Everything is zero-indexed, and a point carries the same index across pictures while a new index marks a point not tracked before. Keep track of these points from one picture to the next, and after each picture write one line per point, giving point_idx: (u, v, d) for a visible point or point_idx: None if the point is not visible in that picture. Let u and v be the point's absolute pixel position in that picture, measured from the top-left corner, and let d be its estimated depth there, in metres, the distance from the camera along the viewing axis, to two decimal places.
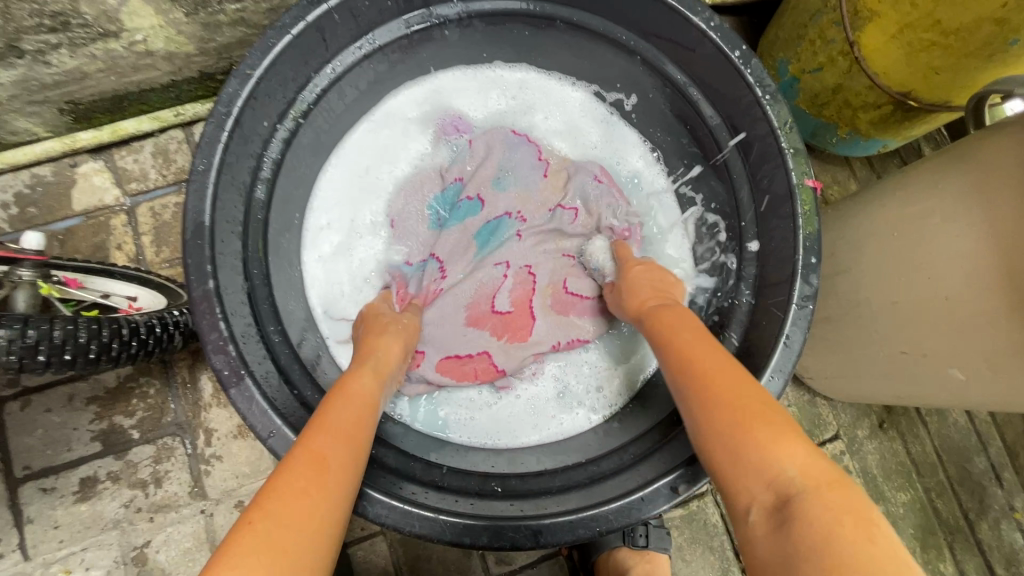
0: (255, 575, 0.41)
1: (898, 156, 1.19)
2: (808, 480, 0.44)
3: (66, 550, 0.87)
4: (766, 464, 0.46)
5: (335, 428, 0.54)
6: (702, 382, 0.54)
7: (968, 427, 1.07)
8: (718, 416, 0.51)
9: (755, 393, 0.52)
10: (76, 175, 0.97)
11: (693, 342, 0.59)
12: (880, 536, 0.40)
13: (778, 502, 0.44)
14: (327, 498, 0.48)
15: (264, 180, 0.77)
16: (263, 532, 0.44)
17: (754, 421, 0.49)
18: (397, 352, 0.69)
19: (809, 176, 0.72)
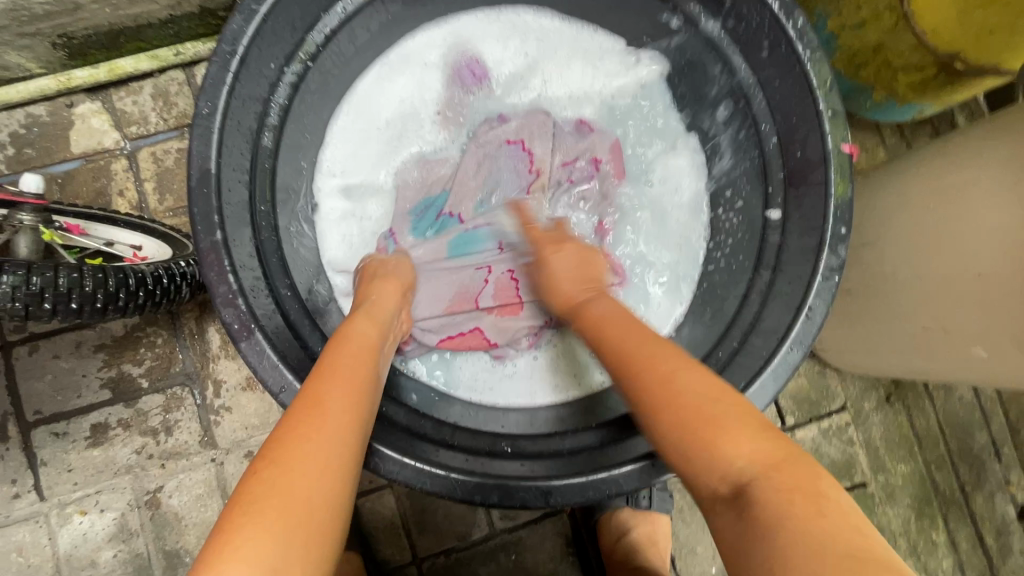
0: (262, 526, 0.41)
1: (931, 123, 1.13)
2: (761, 463, 0.43)
3: (81, 492, 0.89)
4: (714, 469, 0.44)
5: (333, 374, 0.53)
6: (655, 379, 0.51)
7: (972, 403, 1.07)
8: (663, 413, 0.49)
9: (704, 380, 0.50)
10: (72, 116, 0.92)
11: (622, 334, 0.57)
12: (833, 509, 0.39)
13: (735, 492, 0.43)
14: (329, 440, 0.47)
15: (271, 127, 0.74)
16: (270, 483, 0.43)
17: (699, 402, 0.48)
18: (387, 308, 0.67)
19: (846, 142, 0.69)
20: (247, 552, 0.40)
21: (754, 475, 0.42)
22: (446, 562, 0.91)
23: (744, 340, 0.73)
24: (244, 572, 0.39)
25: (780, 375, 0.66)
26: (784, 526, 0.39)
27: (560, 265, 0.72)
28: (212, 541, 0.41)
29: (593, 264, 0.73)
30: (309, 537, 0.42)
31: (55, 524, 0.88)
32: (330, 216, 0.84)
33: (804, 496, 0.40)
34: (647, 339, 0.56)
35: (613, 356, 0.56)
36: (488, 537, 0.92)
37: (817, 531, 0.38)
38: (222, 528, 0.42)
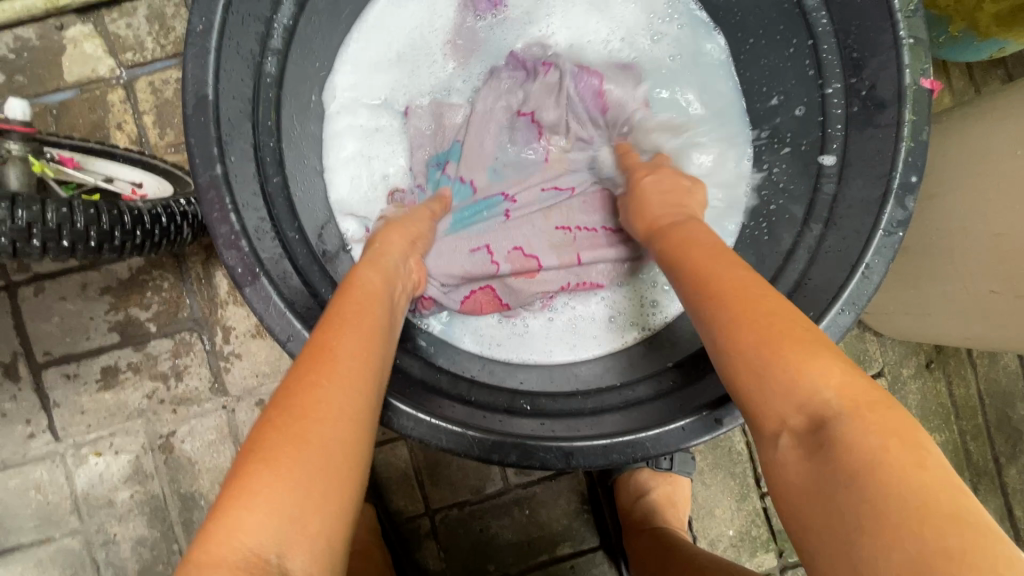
0: (283, 475, 0.38)
1: (1005, 66, 1.01)
2: (847, 399, 0.37)
3: (94, 434, 0.88)
4: (789, 392, 0.39)
5: (349, 321, 0.49)
6: (736, 300, 0.44)
7: (1017, 372, 1.01)
8: (747, 347, 0.41)
9: (793, 321, 0.42)
10: (64, 40, 0.86)
11: (715, 266, 0.48)
12: (931, 461, 0.34)
13: (813, 428, 0.37)
14: (345, 388, 0.44)
15: (275, 51, 0.66)
16: (286, 431, 0.40)
17: (772, 342, 0.41)
18: (396, 253, 0.62)
19: (926, 76, 0.59)
20: (265, 501, 0.37)
21: (840, 409, 0.37)
22: (459, 514, 0.91)
23: (788, 299, 0.67)
24: (268, 524, 0.37)
25: (829, 338, 0.60)
26: (873, 474, 0.33)
27: (655, 183, 0.66)
28: (226, 489, 0.38)
29: (685, 196, 0.63)
30: (332, 487, 0.40)
31: (72, 464, 0.88)
32: (339, 154, 0.77)
33: (906, 440, 0.34)
34: (734, 266, 0.48)
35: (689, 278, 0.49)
36: (502, 492, 0.91)
37: (926, 479, 0.32)
38: (233, 478, 0.39)
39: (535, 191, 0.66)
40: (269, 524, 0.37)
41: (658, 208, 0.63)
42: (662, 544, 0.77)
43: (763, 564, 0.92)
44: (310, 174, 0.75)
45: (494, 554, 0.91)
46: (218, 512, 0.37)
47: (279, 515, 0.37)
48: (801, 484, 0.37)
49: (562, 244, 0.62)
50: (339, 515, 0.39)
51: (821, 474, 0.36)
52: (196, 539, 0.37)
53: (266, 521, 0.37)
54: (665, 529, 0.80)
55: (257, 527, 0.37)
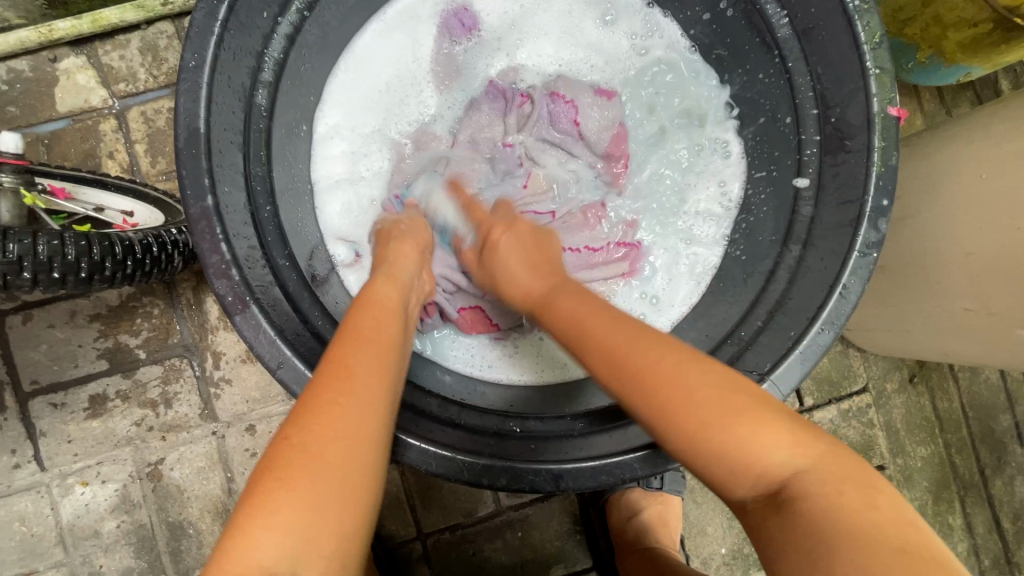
0: (300, 493, 0.40)
1: (973, 89, 1.05)
2: (798, 457, 0.41)
3: (81, 463, 0.87)
4: (747, 469, 0.41)
5: (366, 335, 0.50)
6: (640, 381, 0.46)
7: (998, 385, 1.03)
8: (679, 416, 0.43)
9: (701, 369, 0.45)
10: (56, 71, 0.87)
11: (591, 324, 0.52)
12: (882, 499, 0.38)
13: (772, 494, 0.40)
14: (364, 404, 0.45)
15: (265, 84, 0.68)
16: (304, 448, 0.41)
17: (715, 419, 0.42)
18: (408, 265, 0.64)
19: (893, 104, 0.62)
20: (282, 519, 0.39)
21: (796, 472, 0.40)
22: (451, 538, 0.90)
23: (770, 319, 0.68)
24: (286, 540, 0.38)
25: (809, 356, 0.61)
26: (830, 521, 0.37)
27: (512, 248, 0.66)
28: (245, 504, 0.40)
29: (545, 245, 0.67)
30: (347, 506, 0.41)
31: (57, 494, 0.87)
32: (328, 176, 0.79)
33: (859, 489, 0.39)
34: (649, 336, 0.48)
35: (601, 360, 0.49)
36: (494, 514, 0.91)
37: (877, 517, 0.37)
38: (251, 493, 0.40)
39: (482, 236, 0.70)
40: (285, 543, 0.38)
41: (556, 255, 0.68)
42: (654, 564, 0.77)
43: None
44: (300, 201, 0.76)
45: None
46: (237, 527, 0.39)
47: (295, 535, 0.38)
48: (769, 542, 0.39)
49: (498, 283, 0.65)
50: (353, 536, 0.40)
51: (786, 534, 0.38)
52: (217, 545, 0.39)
53: (283, 541, 0.38)
54: (656, 549, 0.80)
55: (274, 546, 0.38)
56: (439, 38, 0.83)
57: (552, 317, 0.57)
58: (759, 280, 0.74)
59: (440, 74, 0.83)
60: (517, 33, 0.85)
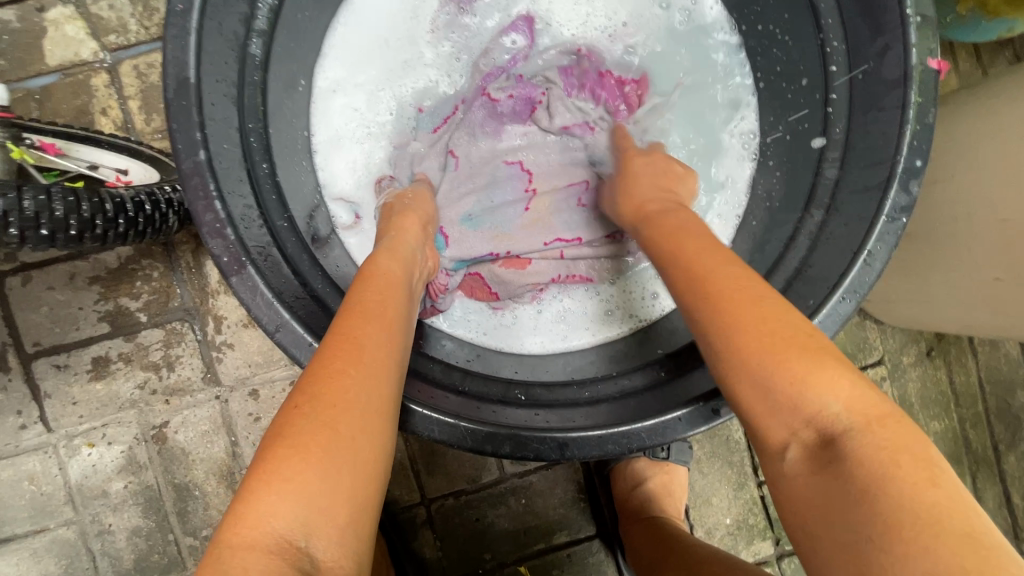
0: (313, 463, 0.39)
1: (1012, 47, 0.98)
2: (854, 415, 0.39)
3: (87, 425, 0.87)
4: (806, 407, 0.40)
5: (372, 309, 0.49)
6: (731, 302, 0.44)
7: (1018, 359, 1.00)
8: (739, 334, 0.43)
9: (810, 346, 0.42)
10: (44, 22, 0.83)
11: (699, 251, 0.49)
12: (944, 481, 0.36)
13: (823, 440, 0.40)
14: (373, 378, 0.44)
15: (259, 32, 0.64)
16: (315, 418, 0.41)
17: (773, 344, 0.42)
18: (411, 240, 0.62)
19: (933, 56, 0.57)
20: (295, 488, 0.38)
21: (851, 426, 0.39)
22: (455, 503, 0.90)
23: (787, 288, 0.65)
24: (299, 508, 0.38)
25: (829, 326, 0.58)
26: (888, 489, 0.35)
27: (647, 170, 0.66)
28: (254, 474, 0.39)
29: (675, 181, 0.65)
30: (359, 476, 0.40)
31: (65, 455, 0.87)
32: (332, 139, 0.76)
33: (920, 459, 0.36)
34: (739, 277, 0.46)
35: (683, 274, 0.49)
36: (498, 481, 0.91)
37: (939, 499, 0.35)
38: (260, 463, 0.39)
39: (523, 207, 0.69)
40: (299, 510, 0.38)
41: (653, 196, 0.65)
42: (659, 532, 0.76)
43: (759, 552, 0.92)
44: (299, 160, 0.72)
45: (491, 542, 0.91)
46: (248, 493, 0.38)
47: (309, 502, 0.38)
48: (810, 499, 0.39)
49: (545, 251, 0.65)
50: (365, 507, 0.40)
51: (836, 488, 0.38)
52: (224, 520, 0.38)
53: (296, 508, 0.38)
54: (661, 518, 0.80)
55: (287, 514, 0.37)
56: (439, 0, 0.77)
57: (670, 246, 0.53)
58: (778, 247, 0.70)
59: (442, 28, 0.78)
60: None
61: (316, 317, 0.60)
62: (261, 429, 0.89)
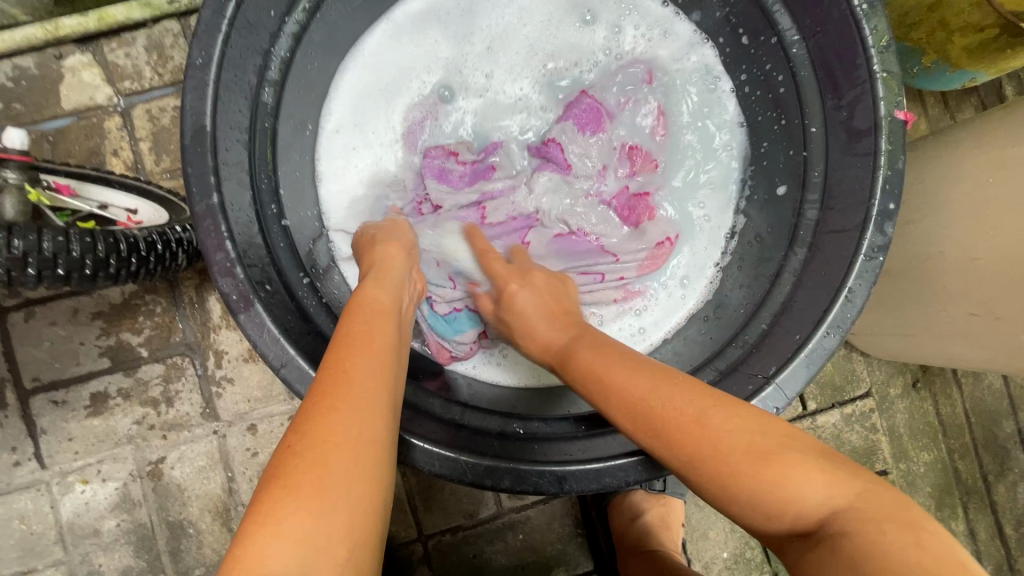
0: (306, 499, 0.40)
1: (977, 95, 1.05)
2: (836, 499, 0.40)
3: (82, 461, 0.87)
4: (785, 507, 0.42)
5: (360, 345, 0.51)
6: (690, 427, 0.47)
7: (1001, 391, 1.03)
8: (700, 463, 0.45)
9: (722, 405, 0.48)
10: (62, 69, 0.87)
11: (631, 383, 0.52)
12: (931, 542, 0.36)
13: (814, 531, 0.40)
14: (362, 411, 0.45)
15: (272, 82, 0.68)
16: (306, 455, 0.42)
17: (727, 448, 0.45)
18: (399, 268, 0.64)
19: (900, 107, 0.62)
20: (291, 528, 0.39)
21: (838, 510, 0.40)
22: (452, 539, 0.90)
23: (775, 322, 0.68)
24: (292, 547, 0.38)
25: (814, 360, 0.61)
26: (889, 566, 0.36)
27: (527, 293, 0.68)
28: (251, 513, 0.40)
29: (562, 292, 0.69)
30: (354, 514, 0.41)
31: (57, 492, 0.86)
32: (336, 177, 0.80)
33: (907, 527, 0.37)
34: (708, 398, 0.48)
35: (622, 413, 0.51)
36: (495, 516, 0.91)
37: (927, 562, 0.35)
38: (257, 503, 0.41)
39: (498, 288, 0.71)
40: (298, 548, 0.38)
41: (575, 302, 0.70)
42: (658, 565, 0.77)
43: None
44: (305, 201, 0.76)
45: None
46: (243, 537, 0.39)
47: (306, 545, 0.39)
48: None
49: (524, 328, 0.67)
50: (363, 545, 0.41)
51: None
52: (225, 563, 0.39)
53: (295, 550, 0.38)
54: (659, 551, 0.80)
55: (284, 556, 0.38)
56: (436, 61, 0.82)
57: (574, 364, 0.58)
58: (765, 283, 0.73)
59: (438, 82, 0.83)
60: (513, 45, 0.83)
61: (320, 353, 0.62)
62: (258, 465, 0.88)
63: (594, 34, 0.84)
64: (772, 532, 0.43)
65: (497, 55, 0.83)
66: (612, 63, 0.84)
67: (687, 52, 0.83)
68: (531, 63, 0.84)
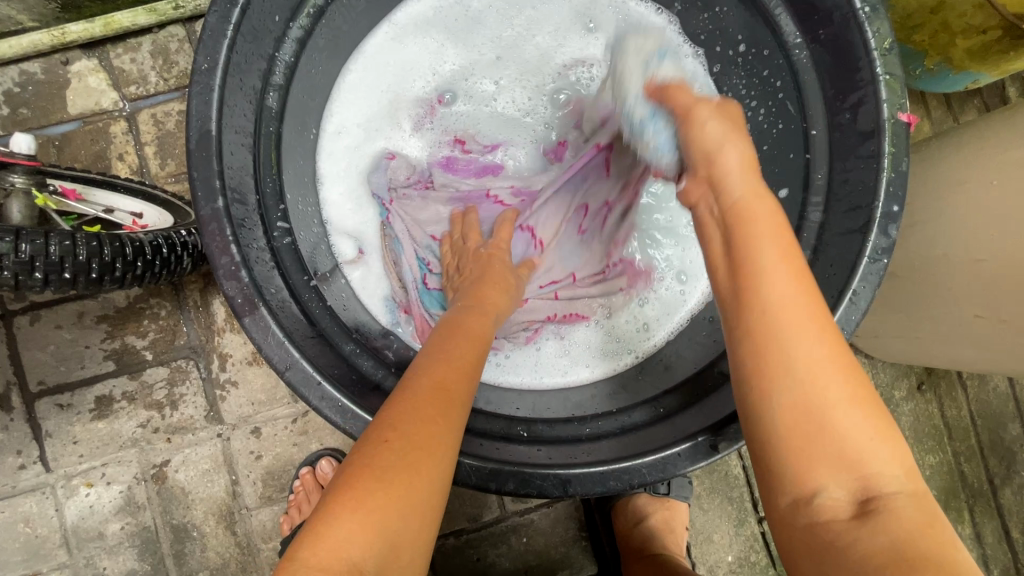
0: (392, 496, 0.41)
1: (980, 97, 1.05)
2: (900, 477, 0.39)
3: (86, 464, 0.87)
4: (841, 458, 0.39)
5: (464, 363, 0.53)
6: (770, 339, 0.40)
7: (1006, 393, 1.02)
8: (785, 385, 0.39)
9: (830, 338, 0.40)
10: (68, 74, 0.88)
11: (779, 287, 0.40)
12: (948, 535, 0.37)
13: (858, 501, 0.38)
14: (458, 424, 0.47)
15: (276, 87, 0.68)
16: (404, 452, 0.43)
17: (833, 372, 0.39)
18: (484, 289, 0.66)
19: (903, 110, 0.61)
20: (375, 521, 0.39)
21: (885, 486, 0.39)
22: (455, 543, 0.90)
23: None
24: (369, 539, 0.39)
25: None
26: (910, 551, 0.36)
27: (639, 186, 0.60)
28: (338, 495, 0.40)
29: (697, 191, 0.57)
30: (427, 519, 0.42)
31: (62, 496, 0.86)
32: (336, 179, 0.79)
33: (928, 519, 0.38)
34: (837, 347, 0.40)
35: (749, 304, 0.41)
36: (499, 519, 0.90)
37: (958, 563, 0.35)
38: (346, 486, 0.41)
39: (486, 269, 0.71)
40: (376, 542, 0.39)
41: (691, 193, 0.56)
42: (662, 568, 0.76)
43: None
44: (309, 205, 0.76)
45: None
46: (328, 517, 0.39)
47: (384, 540, 0.39)
48: (807, 543, 0.39)
49: None
50: (425, 550, 0.42)
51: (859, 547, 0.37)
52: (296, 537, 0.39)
53: (374, 541, 0.39)
54: (663, 555, 0.80)
55: (363, 545, 0.38)
56: (438, 66, 0.83)
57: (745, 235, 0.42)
58: None
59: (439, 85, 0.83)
60: (511, 49, 0.84)
61: (324, 357, 0.62)
62: (261, 468, 0.89)
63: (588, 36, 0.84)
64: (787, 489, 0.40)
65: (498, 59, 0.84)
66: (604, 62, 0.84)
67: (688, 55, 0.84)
68: (527, 64, 0.84)
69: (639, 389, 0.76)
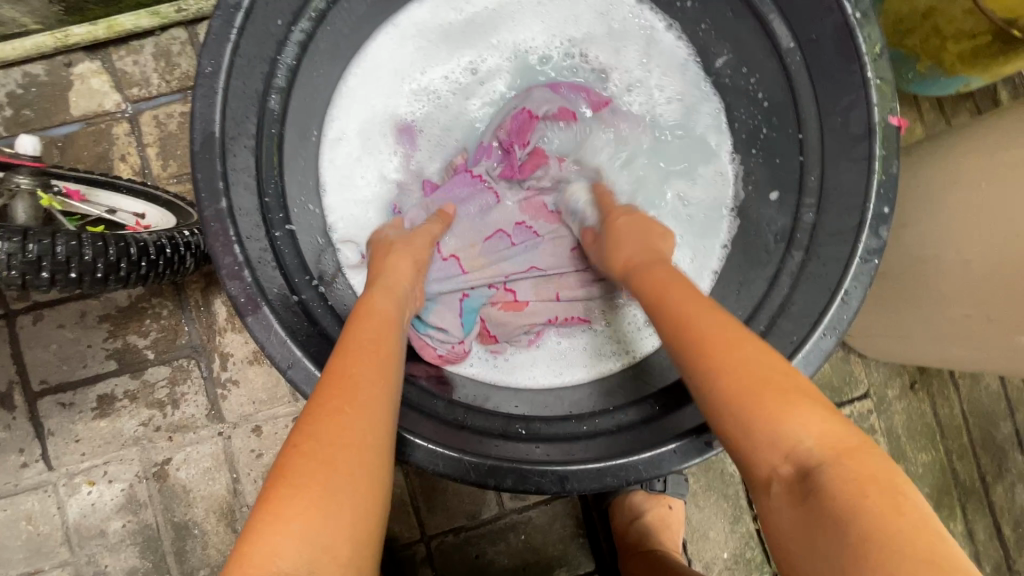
0: (311, 498, 0.41)
1: (972, 100, 1.06)
2: (825, 447, 0.42)
3: (88, 463, 0.88)
4: (779, 441, 0.43)
5: (367, 352, 0.52)
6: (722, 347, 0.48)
7: (998, 392, 1.04)
8: (719, 374, 0.47)
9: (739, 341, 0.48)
10: (71, 76, 0.88)
11: (699, 317, 0.52)
12: (908, 506, 0.37)
13: (799, 475, 0.42)
14: (366, 417, 0.47)
15: (279, 90, 0.69)
16: (315, 456, 0.43)
17: (747, 369, 0.46)
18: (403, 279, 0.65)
19: (893, 114, 0.64)
20: (298, 526, 0.40)
21: (824, 456, 0.41)
22: (455, 540, 0.91)
23: (773, 324, 0.69)
24: (297, 543, 0.39)
25: (811, 361, 0.62)
26: (858, 519, 0.37)
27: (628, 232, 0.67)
28: (257, 511, 0.41)
29: (653, 233, 0.67)
30: (358, 516, 0.42)
31: (64, 494, 0.87)
32: (337, 183, 0.81)
33: (880, 487, 0.39)
34: (765, 383, 0.45)
35: (673, 325, 0.53)
36: (497, 517, 0.91)
37: (901, 525, 0.36)
38: (263, 501, 0.41)
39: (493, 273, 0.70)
40: (304, 547, 0.39)
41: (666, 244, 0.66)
42: (659, 565, 0.77)
43: None
44: (310, 206, 0.77)
45: None
46: (252, 532, 0.40)
47: (312, 543, 0.40)
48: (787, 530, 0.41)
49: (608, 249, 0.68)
50: (365, 545, 0.42)
51: (811, 520, 0.40)
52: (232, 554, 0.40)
53: (302, 547, 0.39)
54: (659, 551, 0.81)
55: (292, 552, 0.39)
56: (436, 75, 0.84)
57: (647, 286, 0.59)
58: (763, 285, 0.74)
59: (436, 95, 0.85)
60: (507, 59, 0.86)
61: (326, 355, 0.63)
62: (262, 466, 0.89)
63: (587, 47, 0.86)
64: (751, 476, 0.45)
65: (495, 68, 0.86)
66: (608, 78, 0.87)
67: (681, 64, 0.86)
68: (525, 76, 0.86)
69: (635, 387, 0.77)
